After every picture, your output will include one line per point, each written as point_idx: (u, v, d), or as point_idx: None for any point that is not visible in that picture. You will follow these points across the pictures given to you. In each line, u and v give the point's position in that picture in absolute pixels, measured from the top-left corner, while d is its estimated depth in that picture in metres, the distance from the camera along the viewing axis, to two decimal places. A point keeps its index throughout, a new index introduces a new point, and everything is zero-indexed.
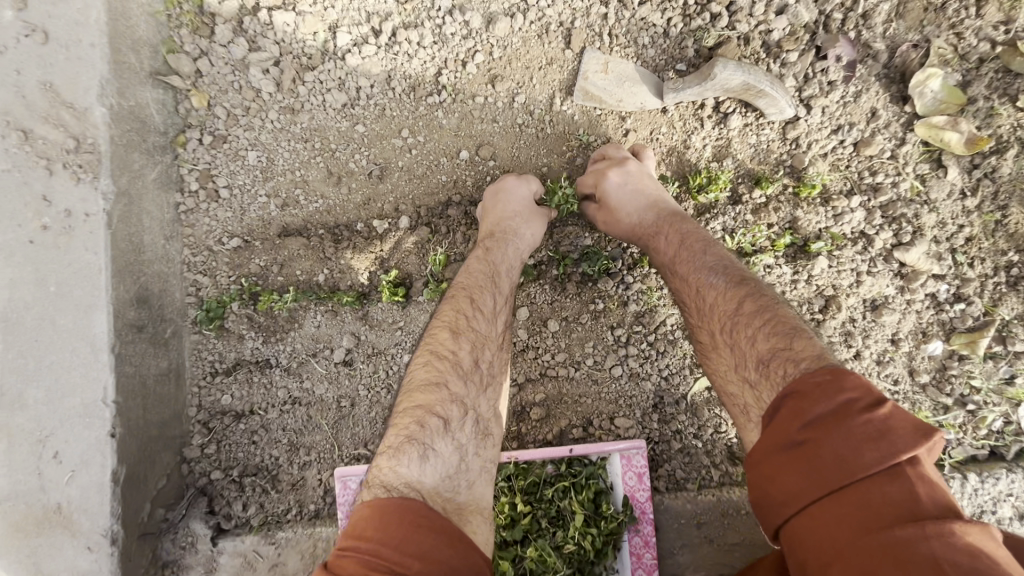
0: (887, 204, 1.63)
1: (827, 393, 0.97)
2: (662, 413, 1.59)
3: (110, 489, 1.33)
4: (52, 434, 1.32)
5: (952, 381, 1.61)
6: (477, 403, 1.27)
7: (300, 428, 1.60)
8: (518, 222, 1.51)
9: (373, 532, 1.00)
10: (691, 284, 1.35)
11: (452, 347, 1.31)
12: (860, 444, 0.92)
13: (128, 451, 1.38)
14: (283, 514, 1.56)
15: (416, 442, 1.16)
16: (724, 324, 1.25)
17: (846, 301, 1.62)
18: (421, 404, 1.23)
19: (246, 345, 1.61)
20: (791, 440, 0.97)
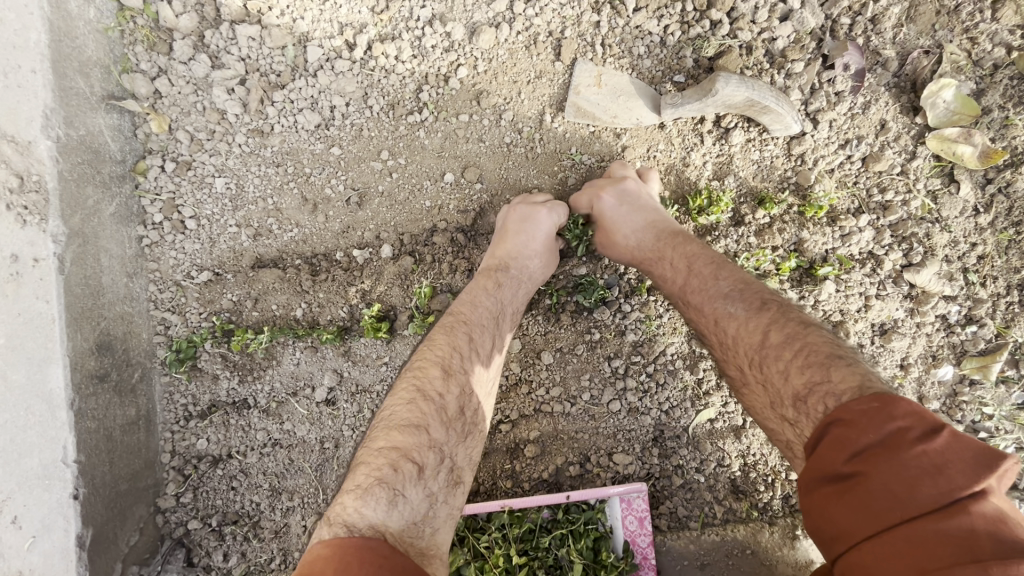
0: (897, 223, 1.54)
1: (874, 421, 0.86)
2: (662, 447, 1.52)
3: (77, 554, 1.25)
4: (9, 501, 1.17)
5: (963, 407, 1.55)
6: (455, 452, 1.16)
7: (281, 472, 1.51)
8: (532, 263, 1.42)
9: (333, 568, 0.84)
10: (709, 301, 1.23)
11: (440, 389, 1.20)
12: (915, 476, 0.80)
13: (93, 512, 1.30)
14: (266, 563, 1.48)
15: (387, 486, 1.02)
16: (751, 356, 1.12)
17: (854, 326, 1.53)
18: (397, 446, 1.08)
19: (221, 386, 1.51)
20: (837, 472, 0.87)
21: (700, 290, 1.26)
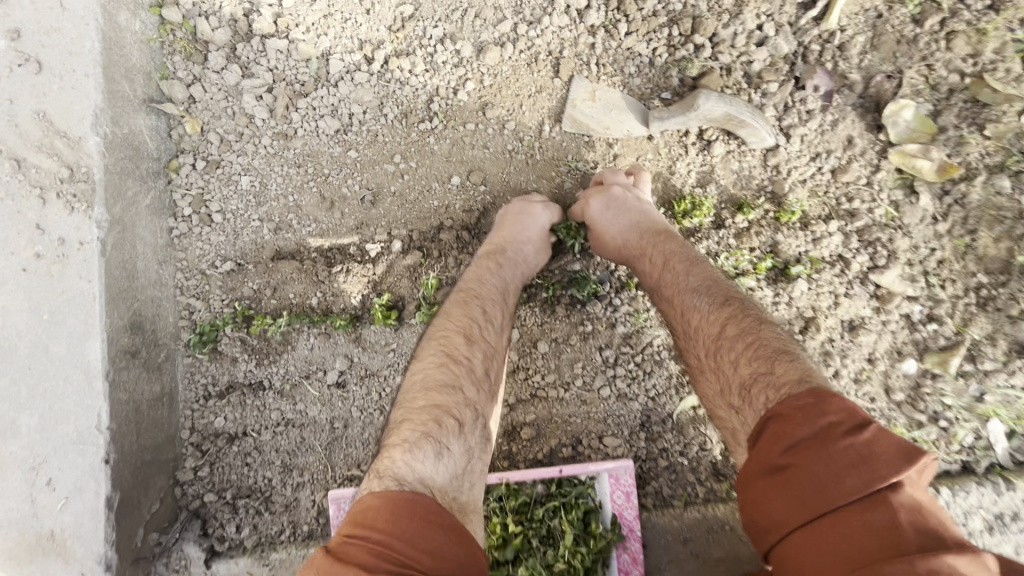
0: (864, 229, 1.69)
1: (808, 416, 0.99)
2: (649, 431, 1.64)
3: (104, 514, 1.33)
4: (46, 461, 1.32)
5: (926, 398, 1.67)
6: (485, 410, 1.30)
7: (293, 449, 1.62)
8: (529, 248, 1.55)
9: (384, 526, 0.98)
10: (676, 305, 1.37)
11: (467, 353, 1.33)
12: (841, 470, 0.92)
13: (122, 477, 1.38)
14: (276, 535, 1.57)
15: (433, 439, 1.15)
16: (709, 351, 1.25)
17: (825, 321, 1.66)
18: (437, 403, 1.22)
19: (239, 368, 1.62)
20: (775, 464, 0.99)
21: (670, 295, 1.39)
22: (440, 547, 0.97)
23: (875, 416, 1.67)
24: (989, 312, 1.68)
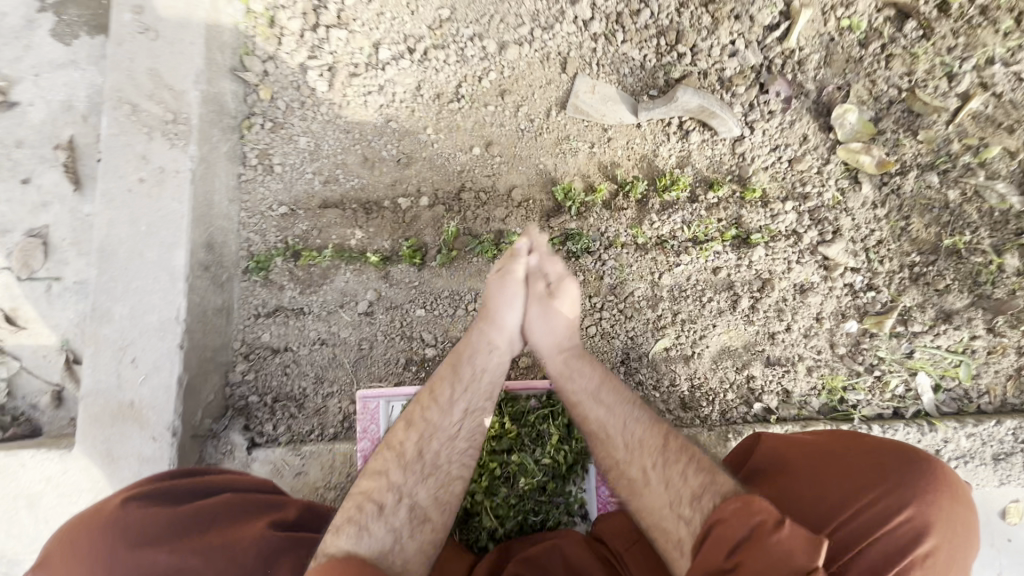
0: (814, 209, 2.02)
1: (742, 518, 1.20)
2: (628, 366, 1.94)
3: (175, 391, 1.62)
4: (131, 344, 1.62)
5: (864, 352, 1.96)
6: (414, 491, 1.49)
7: (326, 364, 1.91)
8: (501, 317, 1.69)
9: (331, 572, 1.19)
10: (615, 424, 1.57)
11: (401, 439, 1.55)
12: (775, 562, 1.09)
13: (190, 364, 1.67)
14: (307, 434, 1.85)
15: (353, 522, 1.38)
16: (653, 474, 1.46)
17: (779, 283, 1.97)
18: (364, 490, 1.46)
19: (285, 294, 1.94)
20: (724, 567, 1.15)
21: (605, 415, 1.59)
22: None
23: (820, 365, 1.96)
24: (920, 285, 1.99)
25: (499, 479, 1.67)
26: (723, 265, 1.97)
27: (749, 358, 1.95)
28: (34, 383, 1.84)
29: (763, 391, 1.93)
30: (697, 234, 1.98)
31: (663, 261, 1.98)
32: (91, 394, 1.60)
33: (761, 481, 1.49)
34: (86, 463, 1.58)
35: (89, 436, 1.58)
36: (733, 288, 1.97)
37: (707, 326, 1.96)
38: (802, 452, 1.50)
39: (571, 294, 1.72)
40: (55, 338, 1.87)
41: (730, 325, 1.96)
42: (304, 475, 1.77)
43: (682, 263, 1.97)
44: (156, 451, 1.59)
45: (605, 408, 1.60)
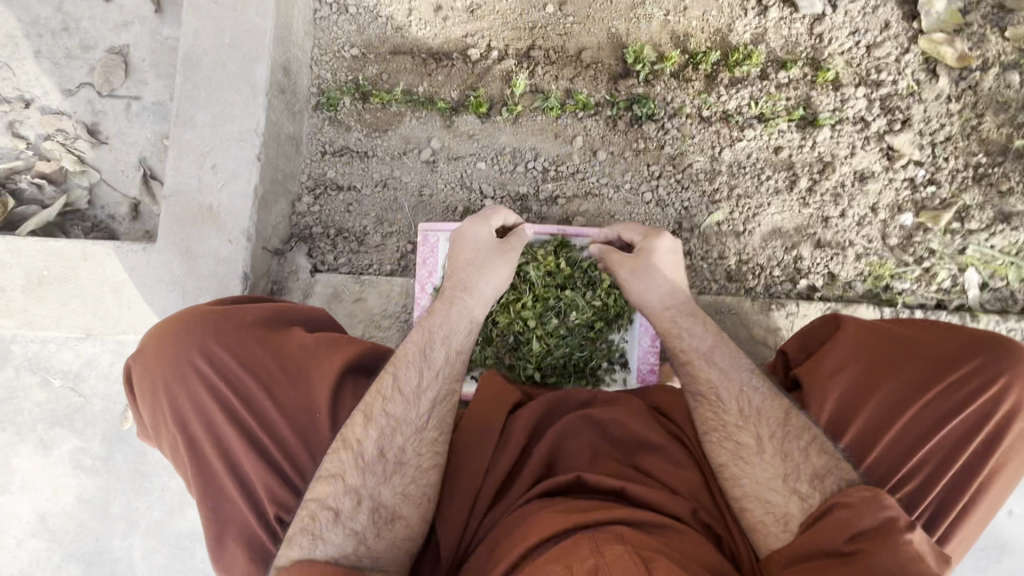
0: (886, 97, 1.99)
1: (873, 510, 1.17)
2: (680, 235, 1.97)
3: (251, 200, 1.70)
4: (212, 150, 1.70)
5: (916, 244, 1.96)
6: (377, 491, 1.40)
7: (386, 206, 1.98)
8: (475, 285, 1.60)
9: None
10: (728, 385, 1.50)
11: (360, 435, 1.43)
12: (904, 559, 1.10)
13: (265, 177, 1.74)
14: (366, 267, 1.94)
15: (309, 532, 1.34)
16: (770, 442, 1.41)
17: (840, 167, 1.97)
18: (318, 495, 1.38)
19: (352, 135, 1.98)
20: (841, 550, 1.17)
21: (717, 376, 1.51)
22: None
23: (870, 253, 1.97)
24: (982, 185, 1.96)
25: (551, 312, 1.73)
26: (785, 145, 1.97)
27: (799, 240, 1.97)
28: (114, 195, 1.94)
29: (810, 271, 1.96)
30: (764, 111, 1.97)
31: (726, 135, 1.98)
32: (173, 194, 1.69)
33: (863, 361, 1.47)
34: (168, 258, 1.69)
35: (170, 234, 1.69)
36: (793, 169, 1.97)
37: (762, 203, 1.98)
38: (898, 334, 1.51)
39: (675, 259, 1.65)
40: (133, 154, 1.94)
41: (785, 206, 1.98)
42: (363, 301, 1.88)
43: (745, 139, 1.97)
44: (232, 253, 1.69)
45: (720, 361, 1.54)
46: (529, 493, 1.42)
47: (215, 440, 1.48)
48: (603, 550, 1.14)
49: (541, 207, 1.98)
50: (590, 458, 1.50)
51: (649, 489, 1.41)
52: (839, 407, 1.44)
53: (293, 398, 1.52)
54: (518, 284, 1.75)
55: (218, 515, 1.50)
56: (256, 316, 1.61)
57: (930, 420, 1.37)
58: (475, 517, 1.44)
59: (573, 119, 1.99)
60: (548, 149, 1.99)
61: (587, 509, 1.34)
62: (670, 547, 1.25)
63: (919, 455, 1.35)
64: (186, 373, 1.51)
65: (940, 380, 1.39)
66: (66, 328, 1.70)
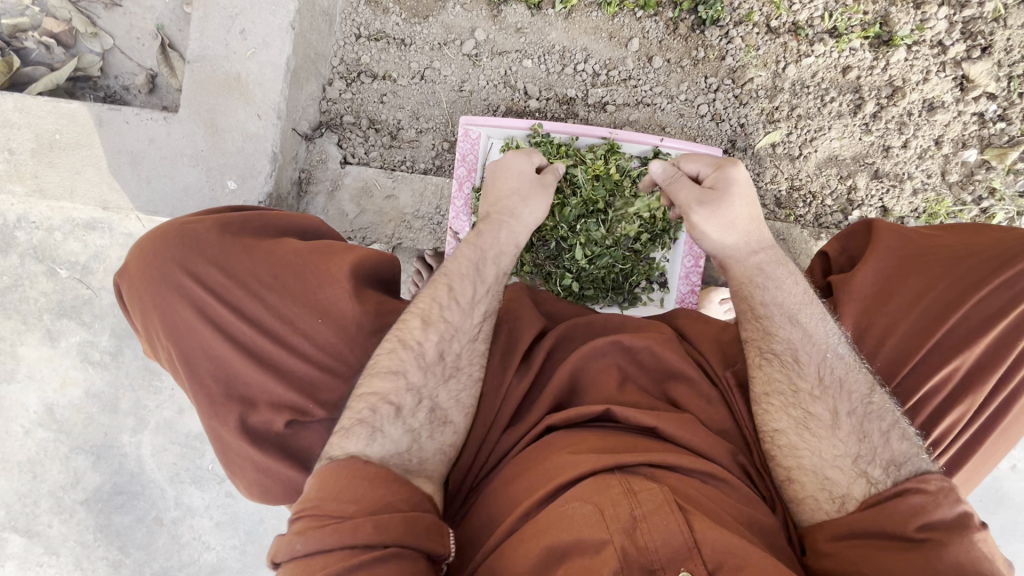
0: (969, 20, 1.80)
1: (950, 502, 1.07)
2: (731, 155, 1.88)
3: (283, 72, 1.60)
4: (242, 14, 1.58)
5: (975, 183, 1.85)
6: (436, 393, 1.26)
7: (424, 100, 1.84)
8: (518, 204, 1.48)
9: (327, 498, 1.05)
10: (812, 350, 1.28)
11: (420, 338, 1.28)
12: (980, 558, 1.02)
13: (298, 50, 1.63)
14: (399, 164, 1.85)
15: (366, 424, 1.17)
16: (847, 420, 1.21)
17: (910, 94, 1.83)
18: (376, 390, 1.22)
19: (390, 19, 1.82)
20: (909, 536, 1.06)
21: (801, 338, 1.29)
22: (377, 493, 1.05)
23: (926, 189, 1.87)
24: None
25: (596, 218, 1.64)
26: (854, 65, 1.83)
27: (856, 169, 1.87)
28: (128, 64, 1.79)
29: (863, 203, 1.87)
30: (837, 25, 1.81)
31: (793, 49, 1.83)
32: (200, 60, 1.59)
33: (897, 271, 1.34)
34: (192, 129, 1.60)
35: (195, 105, 1.60)
36: (859, 93, 1.85)
37: (822, 127, 1.86)
38: (938, 245, 1.37)
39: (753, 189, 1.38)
40: (149, 20, 1.78)
41: (845, 131, 1.86)
42: (395, 198, 1.80)
43: (813, 55, 1.83)
44: (260, 129, 1.60)
45: (778, 287, 1.34)
46: (549, 425, 1.29)
47: (214, 357, 1.31)
48: (638, 495, 1.09)
49: (589, 112, 1.86)
50: (619, 386, 1.35)
51: (683, 426, 1.26)
52: (877, 325, 1.31)
53: (298, 309, 1.34)
54: (564, 188, 1.66)
55: (222, 443, 1.34)
56: (245, 224, 1.40)
57: (962, 333, 1.27)
58: (492, 439, 1.32)
59: (630, 18, 1.83)
60: (601, 51, 1.84)
61: (620, 446, 1.22)
62: (713, 501, 1.15)
63: (942, 373, 1.26)
64: (171, 286, 1.32)
65: (980, 289, 1.28)
66: (80, 199, 1.62)
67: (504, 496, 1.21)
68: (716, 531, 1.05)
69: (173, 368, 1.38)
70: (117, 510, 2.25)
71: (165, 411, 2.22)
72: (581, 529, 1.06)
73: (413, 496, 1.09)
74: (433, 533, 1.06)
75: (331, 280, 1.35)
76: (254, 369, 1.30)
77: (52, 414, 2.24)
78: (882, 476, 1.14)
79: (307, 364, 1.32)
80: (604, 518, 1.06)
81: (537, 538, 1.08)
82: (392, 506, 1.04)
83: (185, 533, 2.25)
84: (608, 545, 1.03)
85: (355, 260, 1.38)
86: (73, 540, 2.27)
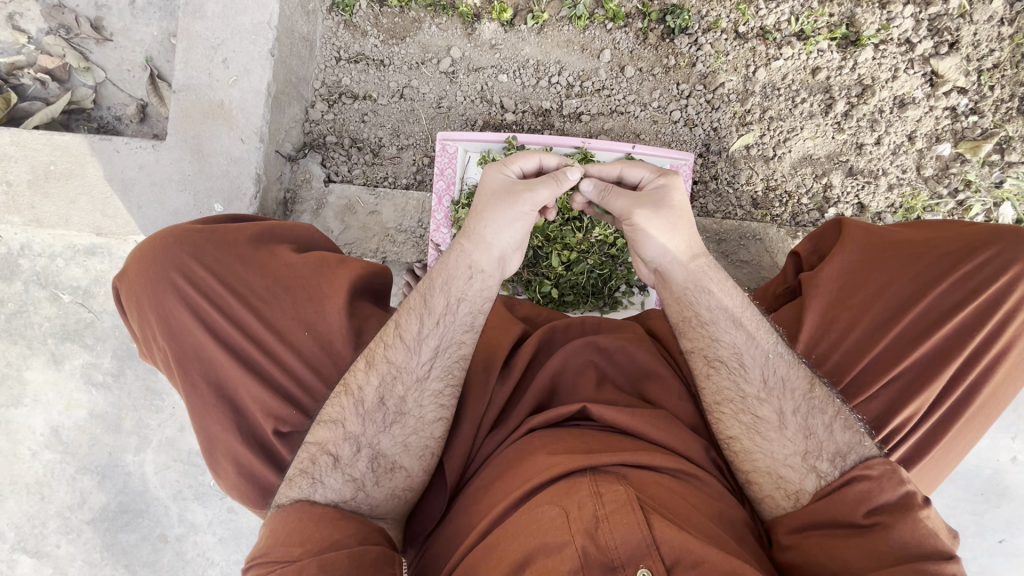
0: (936, 17, 1.83)
1: (893, 485, 1.13)
2: (706, 159, 1.92)
3: (263, 97, 1.66)
4: (223, 44, 1.65)
5: (951, 176, 1.87)
6: (376, 441, 1.30)
7: (404, 118, 1.90)
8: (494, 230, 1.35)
9: (275, 539, 1.15)
10: (754, 354, 1.31)
11: (361, 381, 1.32)
12: (924, 534, 1.08)
13: (278, 75, 1.70)
14: (381, 180, 1.91)
15: (307, 475, 1.26)
16: (790, 419, 1.26)
17: (880, 92, 1.86)
18: (318, 440, 1.30)
19: (368, 42, 1.89)
20: (859, 523, 1.14)
21: (744, 343, 1.32)
22: (305, 535, 1.14)
23: (903, 184, 1.89)
24: None
25: (572, 225, 1.67)
26: (823, 66, 1.87)
27: (831, 167, 1.90)
28: (120, 95, 1.86)
29: (839, 200, 1.89)
30: (804, 28, 1.85)
31: (762, 53, 1.87)
32: (185, 89, 1.66)
33: (863, 263, 1.39)
34: (179, 155, 1.67)
35: (181, 131, 1.66)
36: (830, 92, 1.88)
37: (795, 127, 1.89)
38: (903, 240, 1.41)
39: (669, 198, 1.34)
40: (139, 53, 1.86)
41: (818, 131, 1.89)
42: (378, 214, 1.85)
43: (782, 58, 1.86)
44: (244, 152, 1.66)
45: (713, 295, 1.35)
46: (529, 427, 1.32)
47: (206, 362, 1.36)
48: (603, 496, 1.12)
49: (564, 123, 1.91)
50: (597, 385, 1.39)
51: (654, 422, 1.30)
52: (840, 317, 1.35)
53: (289, 317, 1.38)
54: None
55: (212, 443, 1.39)
56: (240, 232, 1.45)
57: (922, 325, 1.30)
58: (477, 442, 1.37)
59: (602, 30, 1.88)
60: (574, 63, 1.89)
61: (594, 446, 1.25)
62: (682, 496, 1.19)
63: (903, 364, 1.28)
64: (167, 292, 1.37)
65: (942, 280, 1.31)
66: (74, 226, 1.68)
67: (482, 498, 1.25)
68: (676, 531, 1.08)
69: (167, 368, 1.43)
70: (123, 529, 2.30)
71: (166, 429, 2.28)
72: (545, 530, 1.09)
73: (360, 532, 1.18)
74: (382, 562, 1.14)
75: (323, 294, 1.40)
76: (246, 372, 1.34)
77: (58, 436, 2.30)
78: (830, 469, 1.20)
79: (295, 372, 1.37)
80: (568, 519, 1.10)
81: (505, 541, 1.12)
82: (339, 543, 1.13)
83: (189, 549, 2.29)
84: (570, 545, 1.07)
85: (346, 274, 1.42)
86: (81, 560, 2.32)
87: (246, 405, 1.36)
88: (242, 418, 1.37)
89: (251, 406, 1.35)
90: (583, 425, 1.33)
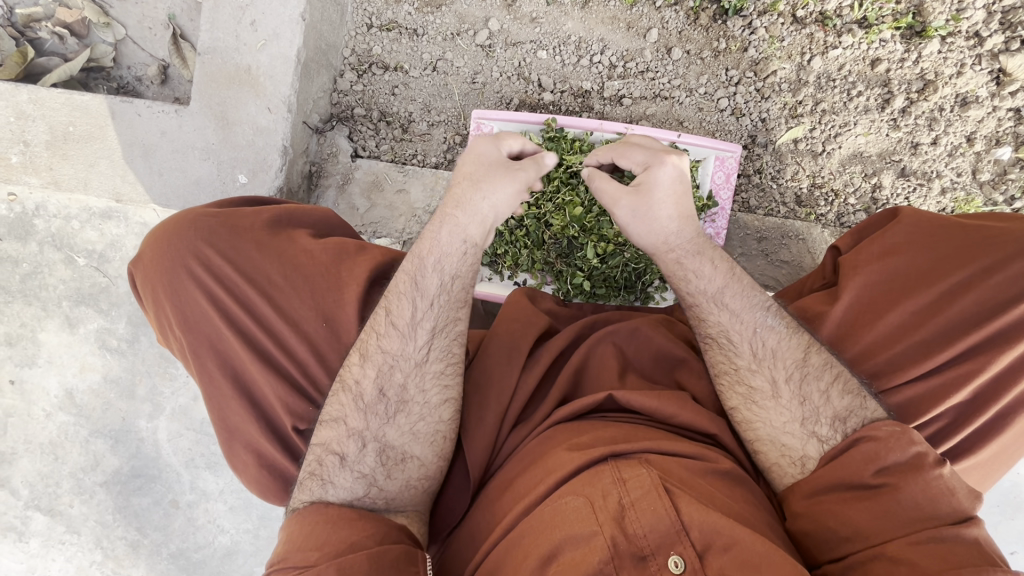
0: (1011, 10, 1.69)
1: (901, 445, 1.09)
2: (751, 151, 1.83)
3: (292, 65, 1.58)
4: (252, 5, 1.57)
5: (1008, 183, 1.76)
6: (381, 433, 1.27)
7: (436, 93, 1.81)
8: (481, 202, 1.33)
9: (290, 543, 1.11)
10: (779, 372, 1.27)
11: (357, 376, 1.28)
12: (936, 494, 1.04)
13: (309, 42, 1.61)
14: (410, 158, 1.83)
15: (316, 477, 1.23)
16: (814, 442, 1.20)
17: (942, 88, 1.75)
18: (322, 440, 1.27)
19: (402, 9, 1.79)
20: (867, 481, 1.09)
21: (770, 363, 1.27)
22: (319, 536, 1.11)
23: (955, 188, 1.79)
24: None
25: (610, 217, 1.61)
26: (884, 57, 1.75)
27: (882, 167, 1.80)
28: (140, 54, 1.79)
29: (889, 202, 1.80)
30: (867, 14, 1.72)
31: (819, 40, 1.75)
32: (210, 53, 1.58)
33: (908, 247, 1.31)
34: (202, 123, 1.60)
35: (206, 97, 1.59)
36: (888, 86, 1.77)
37: (848, 122, 1.79)
38: (954, 224, 1.32)
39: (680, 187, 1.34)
40: (162, 10, 1.76)
41: (872, 126, 1.79)
42: (406, 193, 1.79)
43: (840, 46, 1.75)
44: (271, 123, 1.59)
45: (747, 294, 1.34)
46: (554, 419, 1.28)
47: (223, 353, 1.33)
48: (627, 483, 1.08)
49: (604, 106, 1.81)
50: (621, 376, 1.34)
51: (682, 407, 1.26)
52: (879, 303, 1.29)
53: (308, 307, 1.33)
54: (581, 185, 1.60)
55: (230, 435, 1.36)
56: (257, 216, 1.39)
57: (970, 313, 1.23)
58: (501, 432, 1.32)
59: (650, 8, 1.77)
60: (618, 42, 1.79)
61: (623, 437, 1.21)
62: (711, 492, 1.12)
63: (947, 352, 1.22)
64: (183, 280, 1.32)
65: (996, 269, 1.23)
66: (93, 192, 1.63)
67: (506, 494, 1.21)
68: (703, 514, 1.03)
69: (185, 359, 1.38)
70: (136, 493, 2.31)
71: (180, 397, 2.26)
72: (571, 523, 1.05)
73: (380, 532, 1.12)
74: (403, 562, 1.08)
75: (341, 282, 1.34)
76: (264, 366, 1.30)
77: (72, 398, 2.29)
78: (831, 433, 1.19)
79: (312, 365, 1.32)
80: (594, 510, 1.06)
81: (531, 535, 1.08)
82: (356, 544, 1.09)
83: (200, 516, 2.30)
84: (597, 536, 1.03)
85: (366, 262, 1.37)
86: (93, 521, 2.33)
87: (264, 397, 1.33)
88: (260, 411, 1.34)
89: (268, 398, 1.32)
90: (609, 416, 1.29)
